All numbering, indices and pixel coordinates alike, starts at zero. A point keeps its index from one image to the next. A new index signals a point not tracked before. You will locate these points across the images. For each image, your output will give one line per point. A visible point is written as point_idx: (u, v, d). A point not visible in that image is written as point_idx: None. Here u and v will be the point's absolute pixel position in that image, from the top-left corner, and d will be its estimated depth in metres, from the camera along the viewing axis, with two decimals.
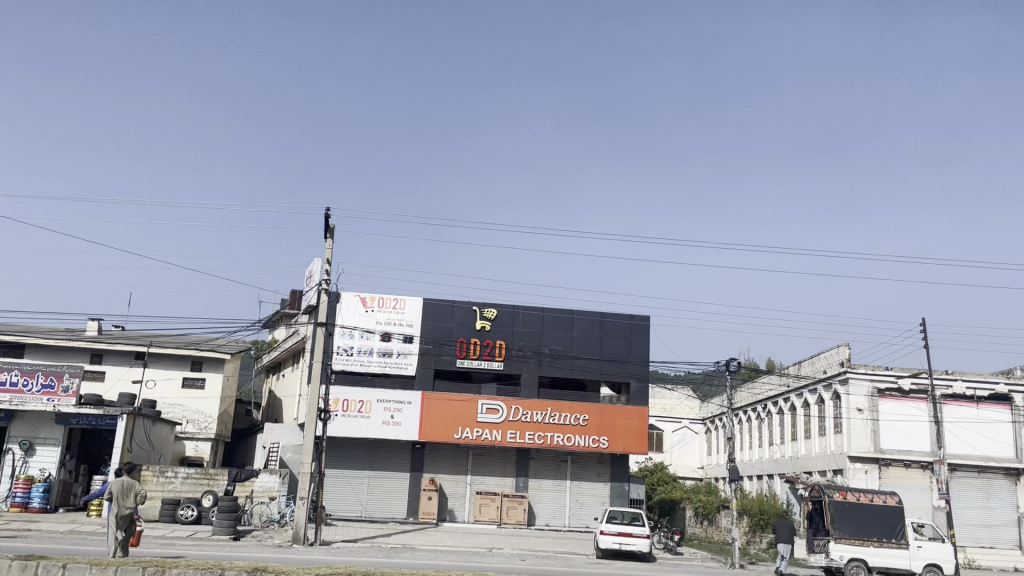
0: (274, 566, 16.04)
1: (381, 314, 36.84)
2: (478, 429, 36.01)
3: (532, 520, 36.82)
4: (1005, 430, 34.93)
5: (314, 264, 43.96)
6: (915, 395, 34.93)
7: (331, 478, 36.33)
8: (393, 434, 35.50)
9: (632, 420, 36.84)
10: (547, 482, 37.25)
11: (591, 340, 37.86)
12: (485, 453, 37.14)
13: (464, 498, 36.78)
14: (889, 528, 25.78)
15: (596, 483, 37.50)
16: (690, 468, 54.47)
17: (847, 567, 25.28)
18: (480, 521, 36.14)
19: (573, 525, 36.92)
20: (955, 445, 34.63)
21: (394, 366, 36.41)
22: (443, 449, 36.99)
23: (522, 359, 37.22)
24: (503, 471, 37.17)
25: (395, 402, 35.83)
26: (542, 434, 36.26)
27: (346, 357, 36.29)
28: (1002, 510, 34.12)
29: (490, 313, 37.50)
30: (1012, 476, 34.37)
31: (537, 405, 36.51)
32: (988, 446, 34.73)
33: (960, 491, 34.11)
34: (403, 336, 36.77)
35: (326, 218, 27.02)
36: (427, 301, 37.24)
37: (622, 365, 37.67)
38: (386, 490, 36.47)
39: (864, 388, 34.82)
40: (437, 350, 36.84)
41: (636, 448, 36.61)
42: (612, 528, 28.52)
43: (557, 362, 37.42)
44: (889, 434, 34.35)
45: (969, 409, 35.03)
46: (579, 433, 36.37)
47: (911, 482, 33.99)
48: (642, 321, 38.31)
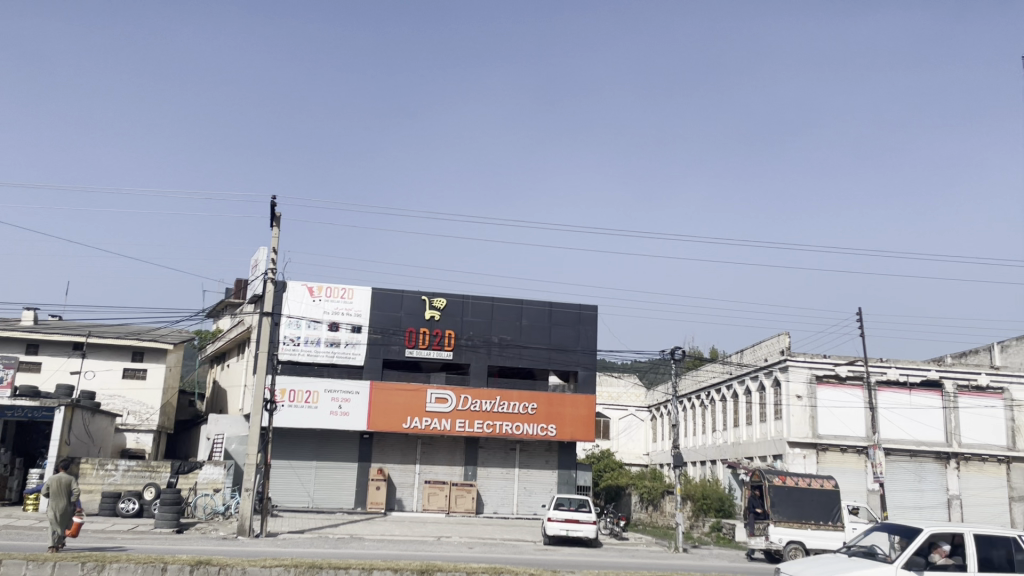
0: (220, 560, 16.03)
1: (328, 303, 36.58)
2: (427, 418, 36.02)
3: (481, 508, 37.05)
4: (936, 415, 36.33)
5: (260, 252, 43.34)
6: (851, 381, 36.05)
7: (278, 469, 36.00)
8: (341, 424, 35.31)
9: (580, 408, 37.25)
10: (495, 471, 37.47)
11: (540, 329, 38.15)
12: (434, 442, 37.21)
13: (413, 487, 36.82)
14: (827, 511, 26.67)
15: (544, 470, 37.87)
16: (636, 455, 55.38)
17: (785, 550, 25.98)
18: (429, 510, 36.24)
19: (521, 513, 37.25)
20: (889, 430, 35.83)
21: (342, 356, 36.17)
22: (392, 439, 36.95)
23: (471, 348, 37.32)
24: (451, 460, 37.27)
25: (342, 393, 35.61)
26: (491, 423, 36.46)
27: (292, 347, 35.87)
28: (933, 493, 35.53)
29: (439, 303, 37.45)
30: (942, 460, 35.78)
31: (485, 394, 36.66)
32: (920, 431, 36.04)
33: (894, 474, 35.47)
34: (351, 325, 36.53)
35: (272, 206, 26.76)
36: (376, 291, 37.06)
37: (570, 354, 38.06)
38: (334, 480, 36.28)
39: (803, 375, 35.74)
40: (386, 340, 36.66)
41: (583, 435, 37.09)
42: (559, 515, 28.88)
43: (506, 352, 37.62)
44: (827, 420, 35.44)
45: (902, 395, 36.30)
46: (527, 421, 36.69)
47: (847, 466, 35.20)
48: (590, 310, 38.69)
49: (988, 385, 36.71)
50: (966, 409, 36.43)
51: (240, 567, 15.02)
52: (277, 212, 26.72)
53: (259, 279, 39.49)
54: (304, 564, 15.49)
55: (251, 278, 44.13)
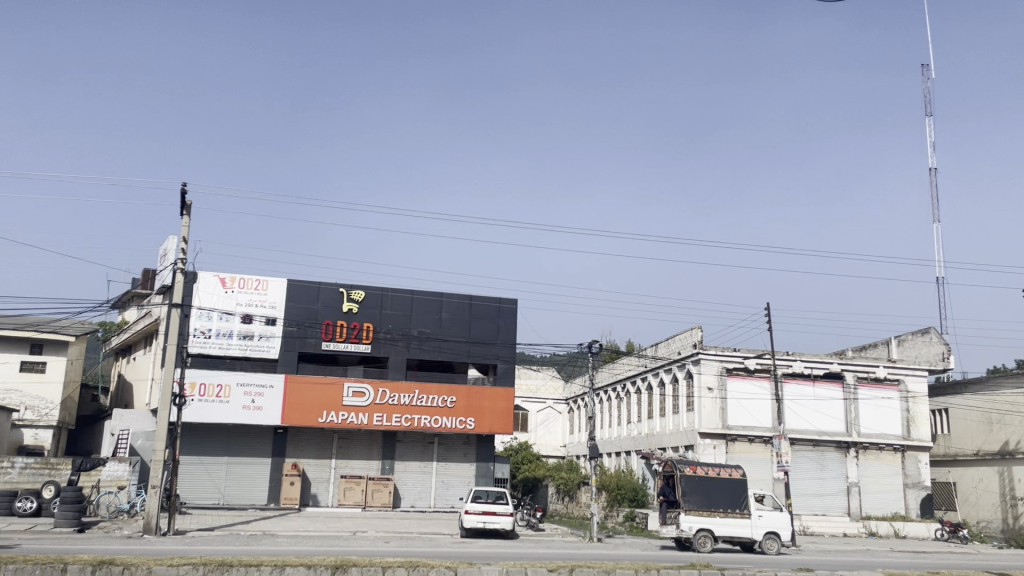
0: (126, 560, 15.84)
1: (242, 295, 35.66)
2: (344, 412, 35.52)
3: (398, 502, 36.87)
4: (838, 406, 37.89)
5: (170, 241, 41.93)
6: (758, 373, 37.27)
7: (186, 466, 34.99)
8: (253, 419, 34.52)
9: (499, 401, 37.38)
10: (413, 464, 37.28)
11: (459, 322, 38.06)
12: (350, 436, 36.74)
13: (328, 482, 36.32)
14: (735, 499, 27.52)
15: (462, 463, 37.87)
16: (553, 447, 55.99)
17: (695, 537, 26.85)
18: (345, 505, 35.89)
19: (438, 506, 37.24)
20: (794, 421, 37.23)
21: (255, 349, 35.33)
22: (307, 434, 36.32)
23: (390, 341, 36.99)
24: (368, 454, 36.90)
25: (255, 386, 34.80)
26: (408, 417, 36.20)
27: (203, 339, 34.86)
28: (834, 481, 37.09)
29: (357, 295, 36.93)
30: (843, 449, 37.39)
31: (404, 388, 36.37)
32: (823, 422, 37.53)
33: (797, 463, 36.88)
34: (265, 318, 35.75)
35: (182, 193, 26.01)
36: (291, 283, 36.33)
37: (489, 348, 38.12)
38: (246, 476, 35.48)
39: (714, 367, 36.70)
40: (302, 334, 35.98)
41: (501, 428, 37.23)
42: (476, 508, 29.00)
43: (425, 345, 37.43)
44: (736, 411, 36.60)
45: (807, 387, 37.73)
46: (445, 415, 36.61)
47: (754, 456, 36.49)
48: (509, 304, 38.81)
49: (886, 378, 38.56)
50: (866, 400, 38.17)
51: (145, 567, 15.03)
52: (187, 200, 25.89)
53: (168, 269, 38.19)
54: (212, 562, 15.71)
55: (159, 268, 42.61)
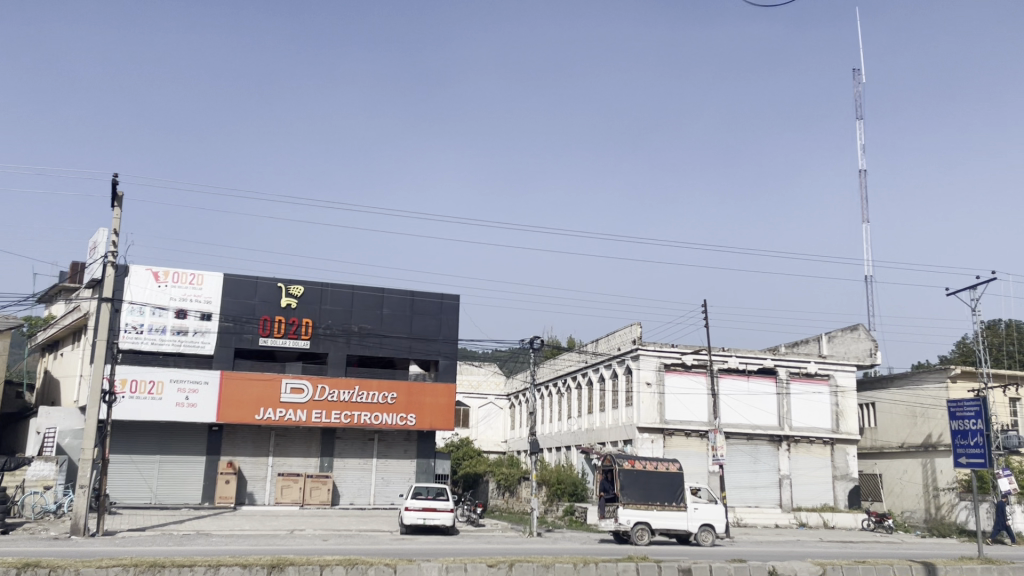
0: (53, 561, 15.38)
1: (175, 289, 34.82)
2: (282, 409, 34.98)
3: (337, 500, 36.51)
4: (771, 401, 38.86)
5: (100, 234, 40.67)
6: (695, 369, 38.00)
7: (117, 464, 34.04)
8: (187, 416, 33.75)
9: (440, 398, 37.26)
10: (352, 461, 36.95)
11: (400, 318, 37.82)
12: (288, 434, 36.21)
13: (265, 480, 35.75)
14: (671, 492, 28.00)
15: (402, 460, 37.67)
16: (494, 442, 56.15)
17: (633, 530, 27.25)
18: (282, 503, 35.41)
19: (378, 503, 36.98)
20: (729, 415, 38.06)
21: (189, 345, 34.58)
22: (242, 431, 35.67)
23: (330, 337, 36.54)
24: (307, 452, 36.45)
25: (189, 383, 34.01)
26: (348, 414, 35.81)
27: (134, 335, 33.95)
28: (767, 473, 38.05)
29: (296, 291, 36.41)
30: (775, 442, 38.39)
31: (343, 384, 35.97)
32: (757, 416, 38.46)
33: (732, 456, 37.73)
34: (200, 313, 34.98)
35: (113, 184, 25.27)
36: (228, 277, 35.63)
37: (430, 344, 37.98)
38: (179, 475, 34.69)
39: (652, 363, 37.32)
40: (238, 329, 35.33)
41: (443, 424, 37.13)
42: (416, 504, 28.92)
43: (366, 341, 37.10)
44: (674, 406, 37.27)
45: (741, 382, 38.60)
46: (386, 411, 36.33)
47: (691, 449, 37.19)
48: (451, 300, 38.73)
49: (817, 373, 39.71)
50: (798, 394, 39.25)
51: (73, 568, 14.66)
52: (118, 191, 25.17)
53: (98, 262, 37.07)
54: (143, 563, 15.31)
55: (88, 261, 41.28)
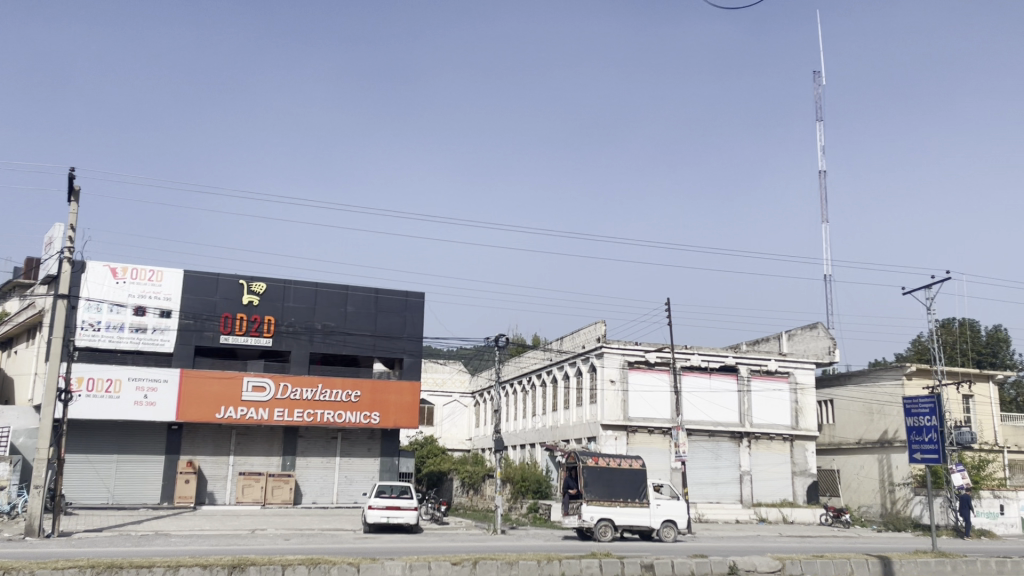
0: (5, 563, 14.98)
1: (134, 286, 34.21)
2: (243, 407, 34.58)
3: (299, 499, 36.20)
4: (732, 398, 39.34)
5: (56, 229, 39.81)
6: (658, 366, 38.32)
7: (73, 464, 33.39)
8: (146, 415, 33.20)
9: (404, 396, 37.11)
10: (315, 460, 36.66)
11: (364, 316, 37.57)
12: (249, 432, 35.81)
13: (226, 479, 35.34)
14: (634, 489, 28.23)
15: (366, 458, 37.46)
16: (459, 440, 56.07)
17: (596, 526, 27.40)
18: (243, 502, 35.02)
19: (341, 502, 36.74)
20: (691, 412, 38.46)
21: (148, 342, 34.04)
22: (202, 430, 35.20)
23: (293, 335, 36.19)
24: (268, 451, 36.07)
25: (148, 381, 33.46)
26: (311, 412, 35.51)
27: (91, 332, 33.30)
28: (728, 469, 38.54)
29: (258, 287, 36.00)
30: (736, 439, 38.89)
31: (306, 382, 35.65)
32: (719, 413, 38.91)
33: (693, 453, 38.12)
34: (159, 310, 34.43)
35: (70, 178, 24.77)
36: (188, 274, 35.11)
37: (395, 341, 37.78)
38: (137, 475, 34.12)
39: (616, 361, 37.56)
40: (199, 326, 34.86)
41: (406, 422, 36.97)
42: (380, 503, 28.78)
43: (329, 339, 36.79)
44: (637, 403, 37.56)
45: (703, 379, 39.02)
46: (349, 410, 36.08)
47: (654, 446, 37.52)
48: (416, 297, 38.57)
49: (777, 370, 40.28)
50: (758, 392, 39.78)
51: (26, 569, 14.38)
52: (74, 185, 24.68)
53: (53, 257, 36.28)
54: (100, 564, 15.03)
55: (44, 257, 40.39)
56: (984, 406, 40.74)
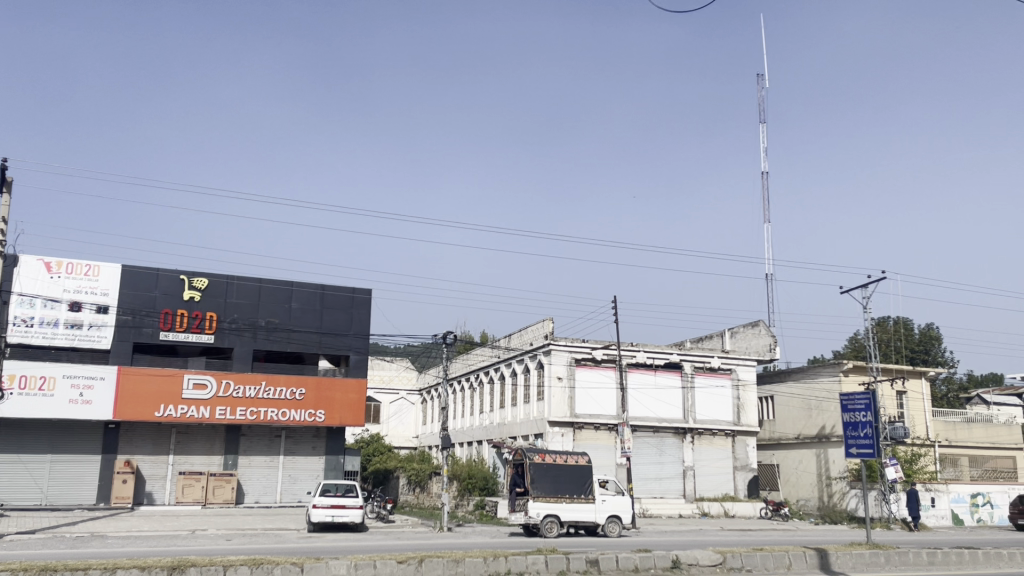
0: None
1: (69, 281, 33.20)
2: (184, 405, 33.83)
3: (241, 498, 35.58)
4: (676, 394, 39.93)
5: None
6: (605, 363, 38.67)
7: (4, 465, 32.29)
8: (81, 413, 32.26)
9: (350, 393, 36.74)
10: (257, 459, 36.07)
11: (309, 312, 37.06)
12: (190, 431, 35.08)
13: (165, 479, 34.55)
14: (580, 485, 28.44)
15: (310, 457, 36.99)
16: (405, 438, 55.86)
17: (542, 523, 27.56)
18: (183, 502, 34.28)
19: (284, 501, 36.23)
20: (636, 409, 38.91)
21: (84, 339, 33.07)
22: (141, 429, 34.33)
23: (235, 332, 35.52)
24: (209, 450, 35.37)
25: (84, 378, 32.50)
26: (254, 410, 34.93)
27: (24, 328, 32.24)
28: (672, 465, 39.12)
29: (199, 283, 35.23)
30: (680, 434, 39.49)
31: (249, 379, 35.04)
32: (663, 409, 39.46)
33: (638, 449, 38.61)
34: (96, 305, 33.49)
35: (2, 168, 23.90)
36: (126, 269, 34.21)
37: (341, 338, 37.38)
38: (72, 475, 33.14)
39: (564, 358, 37.78)
40: (137, 323, 33.98)
41: (352, 420, 36.62)
42: (325, 501, 28.44)
43: (273, 336, 36.21)
44: (584, 400, 37.85)
45: (649, 376, 39.52)
46: (293, 408, 35.56)
47: (600, 442, 37.88)
48: (363, 294, 38.19)
49: (720, 367, 41.01)
50: (702, 388, 40.46)
51: None
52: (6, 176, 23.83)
53: None
54: (31, 567, 14.54)
55: None
56: (917, 401, 42.13)
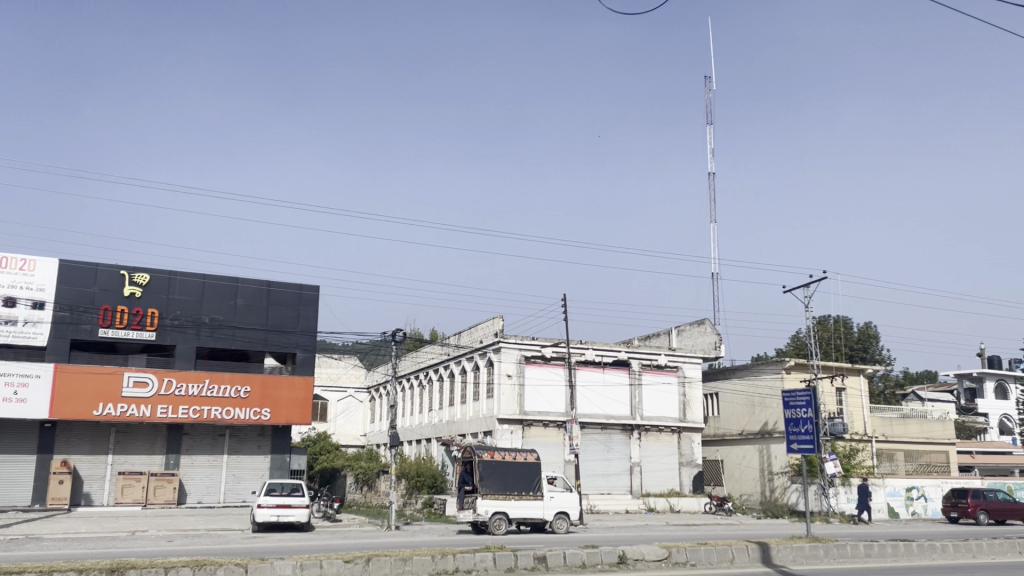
0: None
1: (3, 276, 32.11)
2: (123, 404, 32.97)
3: (183, 499, 34.85)
4: (624, 392, 40.36)
5: None
6: (554, 361, 38.86)
7: None
8: (15, 412, 31.24)
9: (296, 391, 36.23)
10: (200, 458, 35.35)
11: (255, 309, 36.43)
12: (130, 431, 34.22)
13: (103, 479, 33.65)
14: (528, 482, 28.55)
15: (255, 456, 36.37)
16: (353, 436, 55.38)
17: (491, 520, 27.59)
18: (122, 503, 33.44)
19: (228, 501, 35.60)
20: (585, 406, 39.24)
21: (19, 336, 32.05)
22: (78, 428, 33.38)
23: (178, 328, 34.75)
24: (150, 449, 34.55)
25: (18, 376, 31.46)
26: (198, 409, 34.21)
27: None
28: (619, 461, 39.54)
29: (140, 279, 34.37)
30: (627, 431, 39.92)
31: (192, 377, 34.30)
32: (611, 406, 39.85)
33: (586, 445, 38.94)
34: (31, 301, 32.47)
35: None
36: (64, 264, 33.22)
37: (287, 335, 36.84)
38: (5, 476, 32.05)
39: (513, 356, 37.87)
40: (75, 319, 33.02)
41: (299, 419, 36.14)
42: (270, 501, 28.00)
43: (217, 333, 35.52)
44: (533, 397, 38.01)
45: (597, 373, 39.87)
46: (238, 406, 34.93)
47: (548, 439, 38.07)
48: (310, 291, 37.69)
49: (666, 364, 41.57)
50: (649, 385, 40.97)
51: None
52: None
53: None
54: None
55: None
56: (855, 398, 43.31)
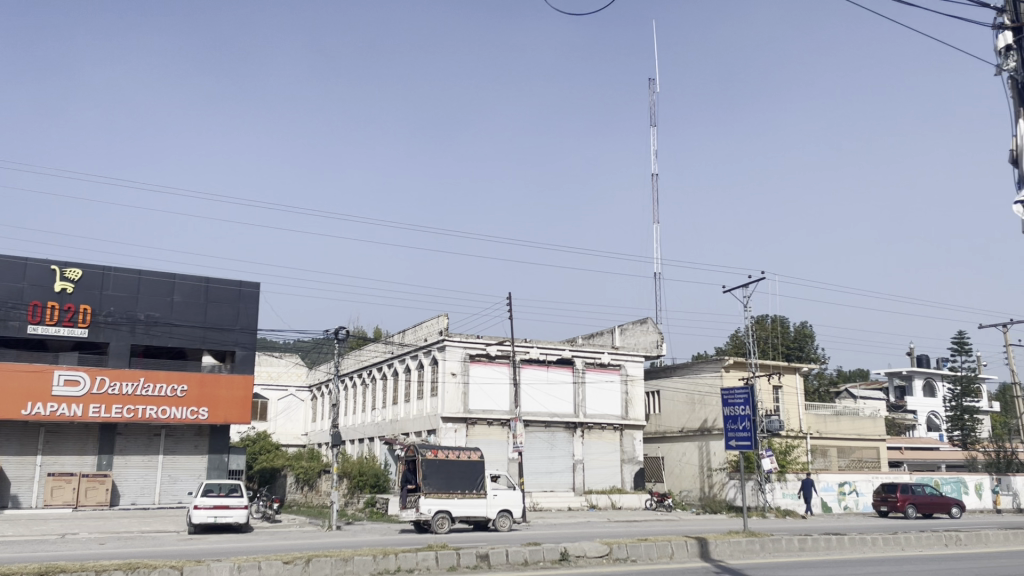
0: None
1: None
2: (53, 403, 31.89)
3: (116, 500, 33.88)
4: (568, 390, 40.66)
5: None
6: (499, 359, 38.90)
7: None
8: None
9: (235, 390, 35.54)
10: (134, 459, 34.42)
11: (193, 306, 35.58)
12: (60, 431, 33.11)
13: (32, 481, 32.52)
14: (471, 481, 28.53)
15: (192, 456, 35.55)
16: (294, 435, 54.58)
17: (433, 519, 27.46)
18: (52, 505, 32.34)
19: (163, 502, 34.73)
20: (528, 404, 39.43)
21: None
22: (5, 428, 32.19)
23: (112, 325, 33.75)
24: (81, 450, 33.47)
25: None
26: (132, 408, 33.29)
27: None
28: (562, 458, 39.80)
29: (72, 274, 33.25)
30: (571, 429, 40.21)
31: (126, 375, 33.36)
32: (554, 404, 40.12)
33: (530, 443, 39.12)
34: None
35: None
36: None
37: (226, 333, 36.06)
38: None
39: (458, 354, 37.77)
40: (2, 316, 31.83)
41: (237, 418, 35.46)
42: (207, 502, 27.41)
43: (153, 331, 34.61)
44: (477, 395, 38.02)
45: (541, 371, 40.08)
46: (174, 405, 34.08)
47: (492, 437, 38.13)
48: (250, 287, 36.96)
49: (609, 362, 41.97)
50: (592, 383, 41.34)
51: None
52: None
53: None
54: None
55: None
56: (791, 395, 44.39)
